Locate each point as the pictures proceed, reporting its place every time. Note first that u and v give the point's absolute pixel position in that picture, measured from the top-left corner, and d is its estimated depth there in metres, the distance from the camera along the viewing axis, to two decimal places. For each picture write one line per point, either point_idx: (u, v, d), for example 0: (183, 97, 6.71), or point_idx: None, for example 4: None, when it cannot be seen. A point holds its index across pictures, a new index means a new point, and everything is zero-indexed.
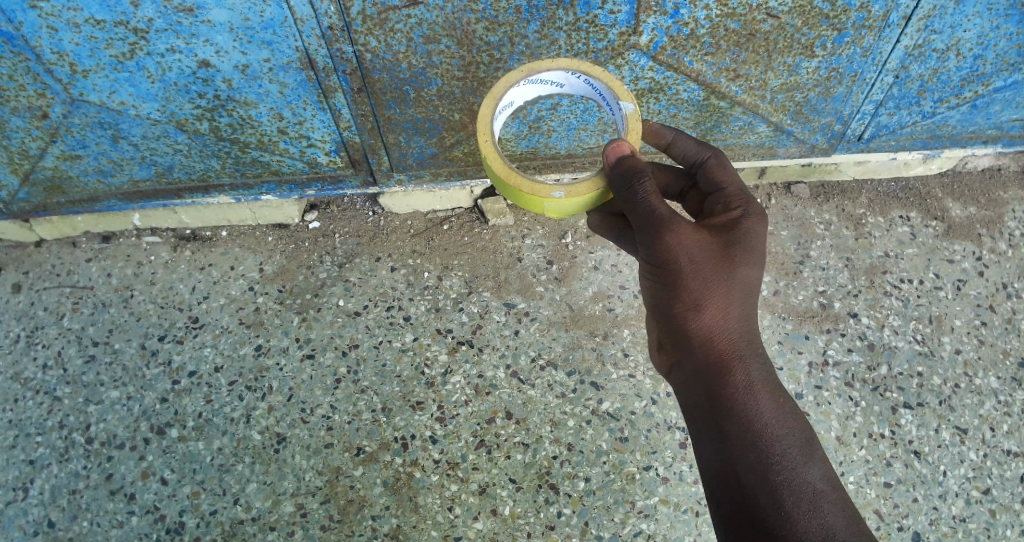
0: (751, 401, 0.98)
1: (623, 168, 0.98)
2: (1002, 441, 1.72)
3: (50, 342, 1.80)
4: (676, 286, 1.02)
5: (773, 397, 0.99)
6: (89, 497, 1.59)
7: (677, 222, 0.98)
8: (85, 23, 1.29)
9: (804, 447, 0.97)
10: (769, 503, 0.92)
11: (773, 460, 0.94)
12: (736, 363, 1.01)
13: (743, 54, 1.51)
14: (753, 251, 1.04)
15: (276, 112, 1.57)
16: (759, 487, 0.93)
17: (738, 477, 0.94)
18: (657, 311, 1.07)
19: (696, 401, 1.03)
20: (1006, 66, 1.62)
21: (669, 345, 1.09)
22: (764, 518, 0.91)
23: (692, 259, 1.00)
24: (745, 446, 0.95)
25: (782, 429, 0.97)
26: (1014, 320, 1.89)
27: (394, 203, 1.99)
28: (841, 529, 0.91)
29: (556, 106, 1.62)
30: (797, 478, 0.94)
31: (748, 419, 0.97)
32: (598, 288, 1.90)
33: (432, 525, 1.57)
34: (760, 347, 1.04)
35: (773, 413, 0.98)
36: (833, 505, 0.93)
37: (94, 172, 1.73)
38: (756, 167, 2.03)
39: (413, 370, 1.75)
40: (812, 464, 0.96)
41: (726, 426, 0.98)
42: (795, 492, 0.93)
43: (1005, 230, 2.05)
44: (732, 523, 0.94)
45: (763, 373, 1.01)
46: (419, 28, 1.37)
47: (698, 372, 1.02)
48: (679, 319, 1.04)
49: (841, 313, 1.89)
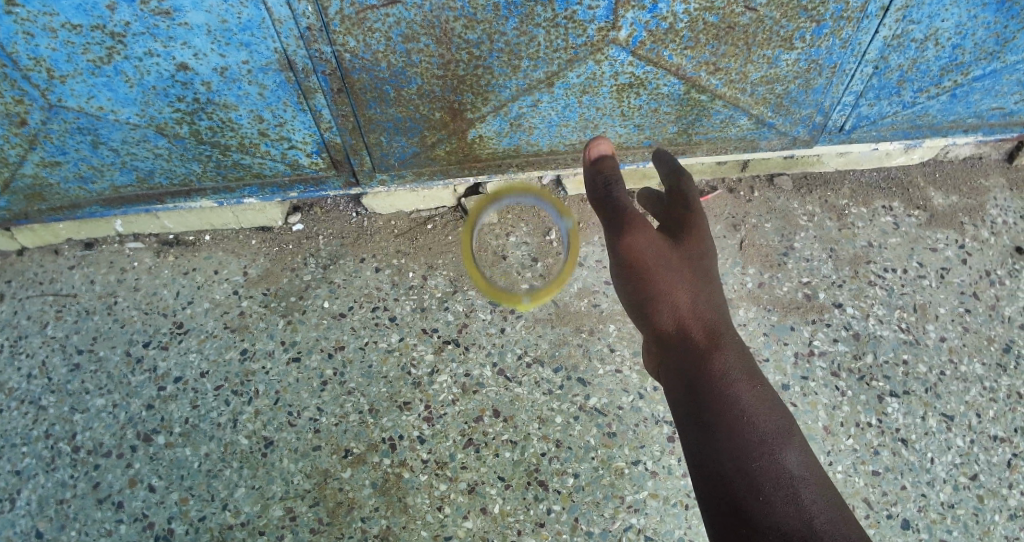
0: (728, 390, 1.03)
1: (599, 172, 1.08)
2: (988, 427, 1.73)
3: (34, 351, 1.79)
4: (647, 283, 1.14)
5: (750, 385, 1.04)
6: (76, 507, 1.57)
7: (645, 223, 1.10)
8: (62, 28, 1.28)
9: (781, 433, 0.99)
10: (749, 489, 0.92)
11: (753, 446, 0.96)
12: (713, 354, 1.08)
13: (721, 47, 1.51)
14: (703, 253, 1.21)
15: (256, 114, 1.56)
16: (739, 475, 0.94)
17: (719, 465, 0.95)
18: (637, 309, 1.18)
19: (679, 395, 1.08)
20: (984, 55, 1.63)
21: (653, 343, 1.17)
22: (744, 505, 0.91)
23: (657, 256, 1.14)
24: (726, 436, 0.98)
25: (759, 417, 1.00)
26: (998, 307, 1.91)
27: (377, 204, 1.99)
28: (819, 512, 0.91)
29: (536, 103, 1.63)
30: (775, 464, 0.95)
31: (728, 409, 1.00)
32: (583, 284, 1.90)
33: (422, 525, 1.56)
34: (733, 341, 1.12)
35: (750, 401, 1.02)
36: (812, 489, 0.94)
37: (75, 179, 1.71)
38: (738, 160, 2.05)
39: (399, 371, 1.75)
40: (791, 450, 0.98)
41: (707, 416, 1.01)
42: (774, 478, 0.93)
43: (988, 218, 2.06)
44: (715, 514, 0.94)
45: (739, 365, 1.07)
46: (398, 27, 1.37)
47: (680, 365, 1.09)
48: (654, 314, 1.14)
49: (826, 304, 1.89)
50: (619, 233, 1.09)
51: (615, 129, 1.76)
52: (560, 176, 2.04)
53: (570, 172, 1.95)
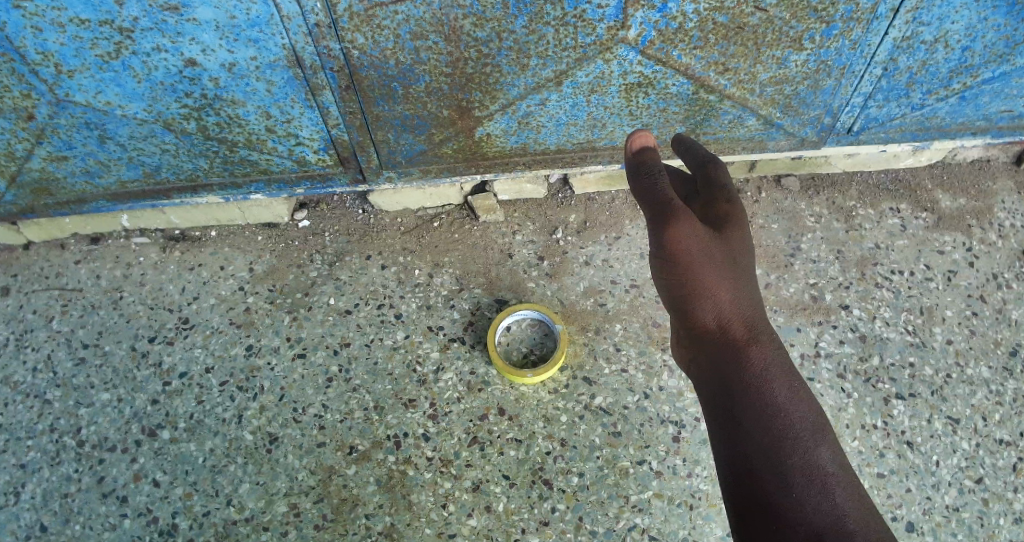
0: (763, 384, 0.99)
1: (640, 161, 1.12)
2: (994, 430, 1.72)
3: (40, 345, 1.79)
4: (686, 277, 1.13)
5: (786, 381, 1.00)
6: (81, 501, 1.57)
7: (687, 216, 1.10)
8: (70, 23, 1.28)
9: (815, 430, 0.94)
10: (778, 486, 0.88)
11: (785, 442, 0.92)
12: (749, 348, 1.05)
13: (731, 47, 1.51)
14: (744, 253, 1.19)
15: (264, 111, 1.56)
16: (769, 471, 0.89)
17: (750, 461, 0.91)
18: (675, 305, 1.17)
19: (711, 390, 1.05)
20: (994, 57, 1.63)
21: (688, 339, 1.15)
22: (774, 502, 0.86)
23: (700, 251, 1.12)
24: (758, 431, 0.94)
25: (796, 415, 0.96)
26: (1005, 310, 1.90)
27: (384, 201, 1.99)
28: (850, 513, 0.86)
29: (545, 101, 1.62)
30: (808, 462, 0.90)
31: (762, 403, 0.97)
32: (589, 283, 1.90)
33: (426, 522, 1.55)
34: (769, 337, 1.08)
35: (786, 397, 0.98)
36: (844, 489, 0.89)
37: (81, 174, 1.71)
38: (745, 161, 2.04)
39: (405, 368, 1.75)
40: (823, 449, 0.93)
41: (740, 410, 0.97)
42: (805, 476, 0.89)
43: (995, 221, 2.05)
44: (742, 511, 0.89)
45: (775, 362, 1.03)
46: (407, 24, 1.37)
47: (714, 358, 1.07)
48: (691, 308, 1.13)
49: (832, 305, 1.89)
50: (660, 224, 1.10)
51: (623, 128, 1.76)
52: (566, 175, 2.04)
53: (577, 171, 1.94)
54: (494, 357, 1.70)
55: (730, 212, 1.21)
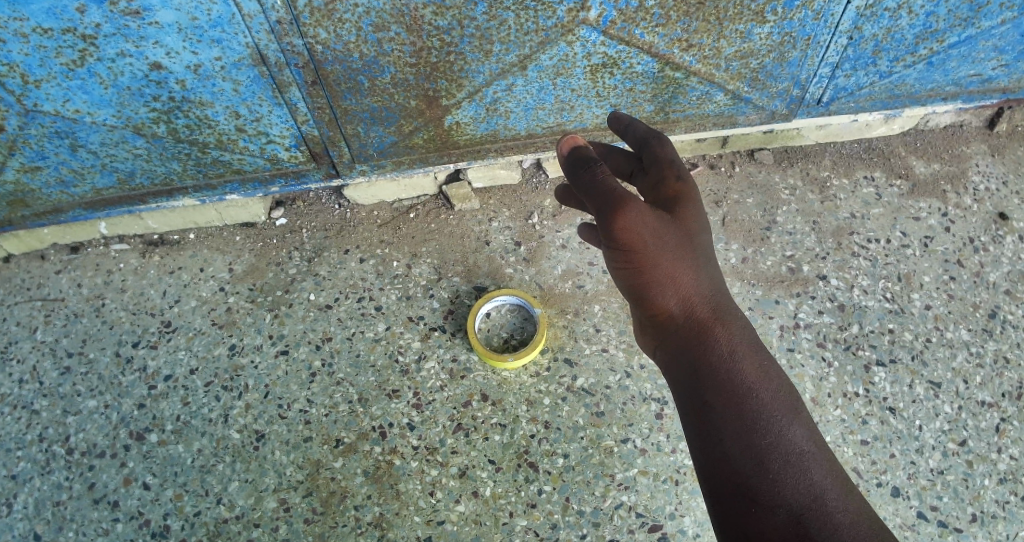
0: (730, 364, 0.93)
1: (577, 160, 1.06)
2: (976, 392, 1.73)
3: (24, 356, 1.79)
4: (643, 264, 1.03)
5: (754, 359, 0.95)
6: (73, 508, 1.58)
7: (635, 201, 1.00)
8: (33, 32, 1.28)
9: (787, 409, 0.89)
10: (755, 467, 0.83)
11: (759, 422, 0.87)
12: (714, 331, 0.99)
13: (693, 23, 1.52)
14: (699, 232, 1.08)
15: (232, 110, 1.56)
16: (745, 454, 0.84)
17: (723, 443, 0.86)
18: (634, 294, 1.07)
19: (680, 376, 0.98)
20: (958, 22, 1.63)
21: (650, 327, 1.07)
22: (751, 484, 0.82)
23: (652, 232, 1.02)
24: (729, 411, 0.88)
25: (767, 390, 0.91)
26: (982, 273, 1.91)
27: (359, 195, 2.00)
28: (828, 490, 0.82)
29: (511, 86, 1.63)
30: (782, 441, 0.86)
31: (730, 384, 0.91)
32: (566, 266, 1.91)
33: (414, 510, 1.56)
34: (735, 315, 1.02)
35: (755, 376, 0.93)
36: (821, 466, 0.85)
37: (56, 183, 1.71)
38: (717, 136, 2.06)
39: (387, 359, 1.76)
40: (797, 427, 0.88)
41: (710, 394, 0.91)
42: (781, 456, 0.84)
43: (970, 185, 2.07)
44: (718, 496, 0.84)
45: (742, 341, 0.97)
46: (367, 16, 1.37)
47: (680, 345, 1.00)
48: (651, 296, 1.04)
49: (809, 276, 1.90)
50: (606, 211, 1.00)
51: (592, 110, 1.76)
52: (540, 159, 2.05)
53: (549, 155, 1.95)
54: (475, 343, 1.72)
55: (681, 192, 1.09)
